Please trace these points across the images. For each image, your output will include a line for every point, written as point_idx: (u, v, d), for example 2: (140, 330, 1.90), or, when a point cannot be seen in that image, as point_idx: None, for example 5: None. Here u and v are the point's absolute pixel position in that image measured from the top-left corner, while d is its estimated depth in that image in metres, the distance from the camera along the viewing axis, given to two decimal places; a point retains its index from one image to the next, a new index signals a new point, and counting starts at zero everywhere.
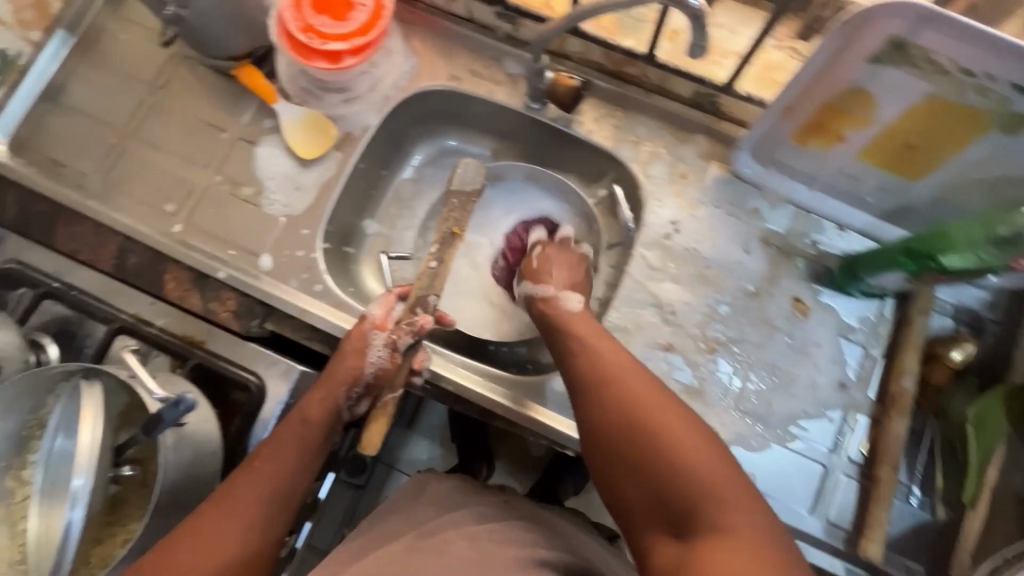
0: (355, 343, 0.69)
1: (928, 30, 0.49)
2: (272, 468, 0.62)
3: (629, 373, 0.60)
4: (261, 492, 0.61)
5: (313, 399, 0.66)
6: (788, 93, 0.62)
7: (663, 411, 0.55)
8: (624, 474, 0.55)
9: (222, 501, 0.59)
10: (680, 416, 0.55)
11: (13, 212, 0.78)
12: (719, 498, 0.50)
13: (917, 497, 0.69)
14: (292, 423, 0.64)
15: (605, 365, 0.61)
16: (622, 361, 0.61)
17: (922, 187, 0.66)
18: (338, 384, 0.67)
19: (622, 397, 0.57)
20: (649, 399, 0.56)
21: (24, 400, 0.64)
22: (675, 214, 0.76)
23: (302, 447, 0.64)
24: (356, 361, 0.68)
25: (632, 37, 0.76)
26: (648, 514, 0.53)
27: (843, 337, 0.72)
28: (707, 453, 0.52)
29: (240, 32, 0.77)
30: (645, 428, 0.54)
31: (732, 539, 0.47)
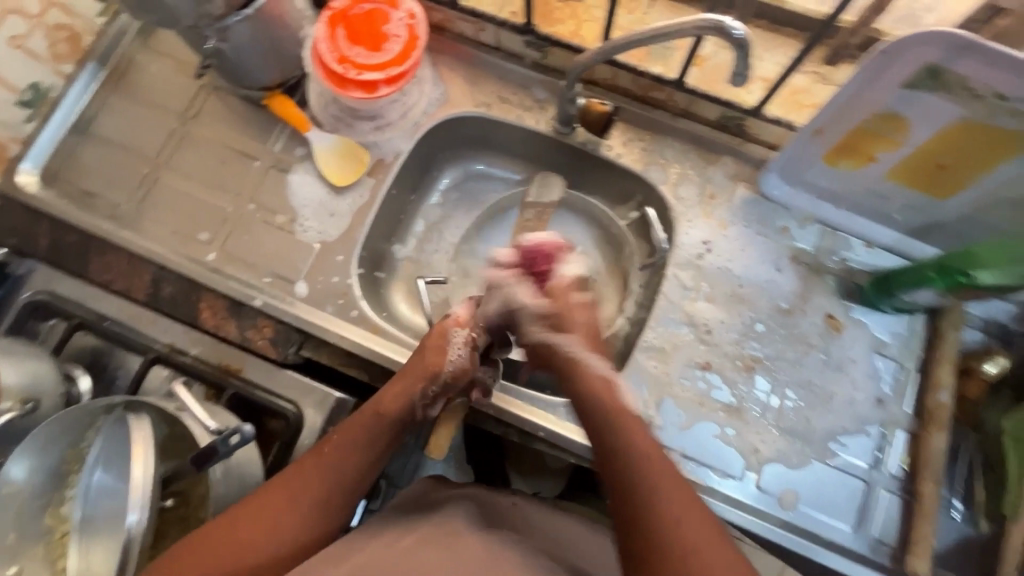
0: (438, 341, 0.72)
1: (964, 57, 0.52)
2: (339, 458, 0.62)
3: (668, 478, 0.55)
4: (325, 482, 0.61)
5: (390, 391, 0.68)
6: (822, 116, 0.64)
7: (706, 537, 0.51)
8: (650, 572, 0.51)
9: (289, 479, 0.60)
10: (724, 549, 0.51)
11: (46, 244, 0.78)
12: None
13: (959, 510, 0.69)
14: (367, 414, 0.65)
15: (648, 470, 0.56)
16: (665, 467, 0.56)
17: (951, 205, 0.67)
18: (415, 380, 0.69)
19: (661, 510, 0.53)
20: (689, 523, 0.52)
21: (64, 437, 0.62)
22: (707, 234, 0.77)
23: (370, 439, 0.64)
24: (438, 358, 0.70)
25: (660, 64, 0.79)
26: None
27: (877, 354, 0.73)
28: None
29: (274, 64, 0.78)
30: (686, 557, 0.50)
31: None
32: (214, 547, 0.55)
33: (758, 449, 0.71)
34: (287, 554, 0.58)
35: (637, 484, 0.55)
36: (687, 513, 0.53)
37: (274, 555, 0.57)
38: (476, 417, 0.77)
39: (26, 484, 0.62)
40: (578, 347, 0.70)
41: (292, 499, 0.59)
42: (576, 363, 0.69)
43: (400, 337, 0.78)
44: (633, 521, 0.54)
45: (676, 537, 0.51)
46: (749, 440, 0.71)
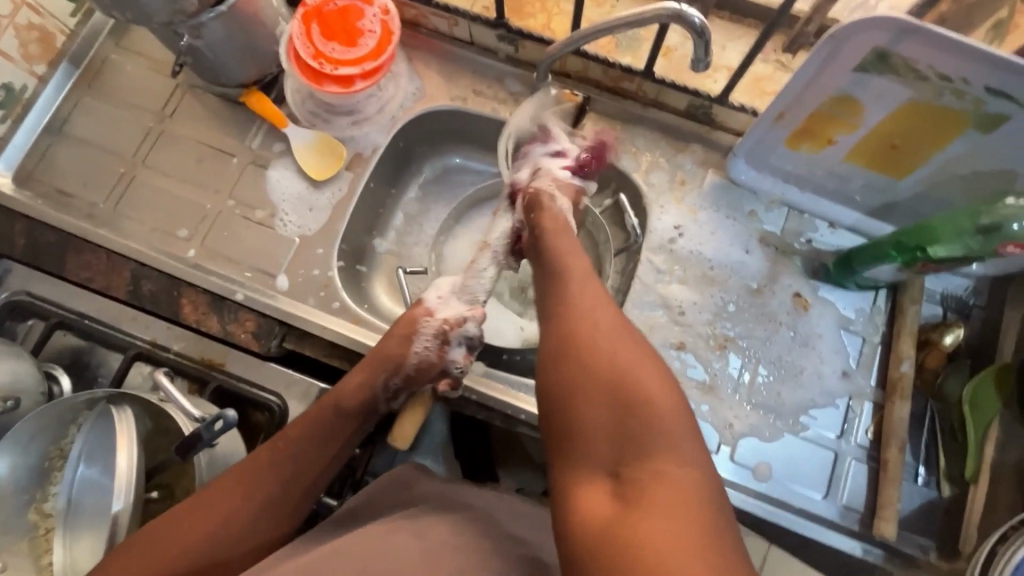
0: (406, 329, 0.68)
1: (908, 40, 0.55)
2: (294, 449, 0.61)
3: (606, 314, 0.56)
4: (279, 473, 0.60)
5: (351, 383, 0.65)
6: (781, 100, 0.66)
7: (640, 360, 0.52)
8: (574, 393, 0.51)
9: (240, 476, 0.60)
10: (655, 374, 0.51)
11: (22, 244, 0.78)
12: (667, 463, 0.46)
13: (923, 476, 0.72)
14: (326, 406, 0.64)
15: (590, 306, 0.57)
16: (607, 308, 0.57)
17: (907, 184, 0.70)
18: (378, 368, 0.66)
19: (600, 336, 0.54)
20: (622, 347, 0.53)
21: (47, 432, 0.63)
22: (678, 219, 0.80)
23: (327, 433, 0.63)
24: (403, 345, 0.67)
25: (629, 55, 0.81)
26: (592, 446, 0.49)
27: (843, 329, 0.76)
28: (672, 417, 0.49)
29: (250, 61, 0.79)
30: (614, 369, 0.51)
31: (674, 488, 0.45)
32: (173, 537, 0.56)
33: (732, 424, 0.74)
34: (239, 539, 0.59)
35: (577, 317, 0.56)
36: (625, 344, 0.53)
37: (228, 539, 0.58)
38: (460, 404, 0.78)
39: (10, 480, 0.62)
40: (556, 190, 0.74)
41: (248, 488, 0.59)
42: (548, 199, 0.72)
43: (383, 327, 0.79)
44: (567, 345, 0.54)
45: (608, 357, 0.52)
46: (723, 415, 0.74)
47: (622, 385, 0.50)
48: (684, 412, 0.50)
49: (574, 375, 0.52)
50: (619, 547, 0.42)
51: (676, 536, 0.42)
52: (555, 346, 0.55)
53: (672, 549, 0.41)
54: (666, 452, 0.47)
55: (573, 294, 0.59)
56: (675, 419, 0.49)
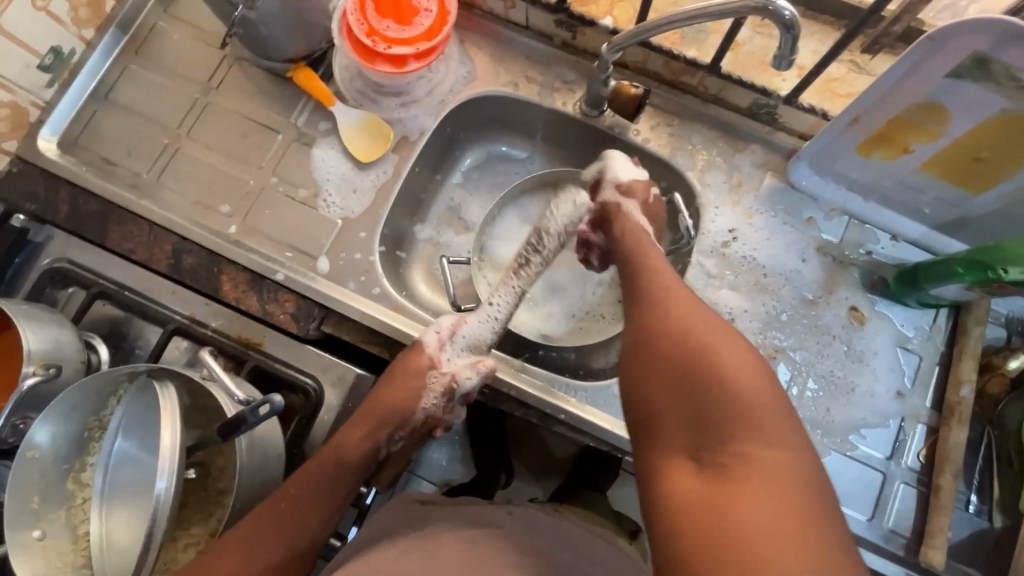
0: (416, 382, 0.72)
1: (1014, 46, 0.51)
2: (298, 507, 0.64)
3: (680, 287, 0.59)
4: (286, 532, 0.63)
5: (358, 437, 0.67)
6: (860, 104, 0.63)
7: (734, 352, 0.49)
8: (652, 369, 0.52)
9: (245, 533, 0.62)
10: (748, 360, 0.49)
11: (65, 211, 0.77)
12: (749, 443, 0.45)
13: (975, 504, 0.69)
14: (328, 462, 0.65)
15: (673, 306, 0.56)
16: (705, 313, 0.54)
17: (985, 199, 0.67)
18: (382, 421, 0.70)
19: (695, 331, 0.52)
20: (694, 315, 0.54)
21: (88, 403, 0.62)
22: (733, 222, 0.77)
23: (327, 487, 0.66)
24: (409, 400, 0.72)
25: (694, 47, 0.77)
26: (673, 426, 0.49)
27: (900, 347, 0.73)
28: (750, 371, 0.48)
29: (300, 35, 0.76)
30: (688, 333, 0.52)
31: (758, 469, 0.43)
32: None
33: None
34: None
35: (664, 317, 0.55)
36: (717, 342, 0.51)
37: None
38: (495, 400, 0.76)
39: (50, 450, 0.62)
40: (635, 209, 0.73)
41: (245, 562, 0.61)
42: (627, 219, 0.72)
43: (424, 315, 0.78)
44: (650, 325, 0.55)
45: (698, 349, 0.50)
46: None
47: (697, 347, 0.50)
48: (782, 399, 0.48)
49: (653, 347, 0.53)
50: (709, 523, 0.41)
51: (783, 552, 0.38)
52: (637, 342, 0.55)
53: (768, 544, 0.39)
54: (759, 437, 0.45)
55: (654, 276, 0.62)
56: (770, 410, 0.46)
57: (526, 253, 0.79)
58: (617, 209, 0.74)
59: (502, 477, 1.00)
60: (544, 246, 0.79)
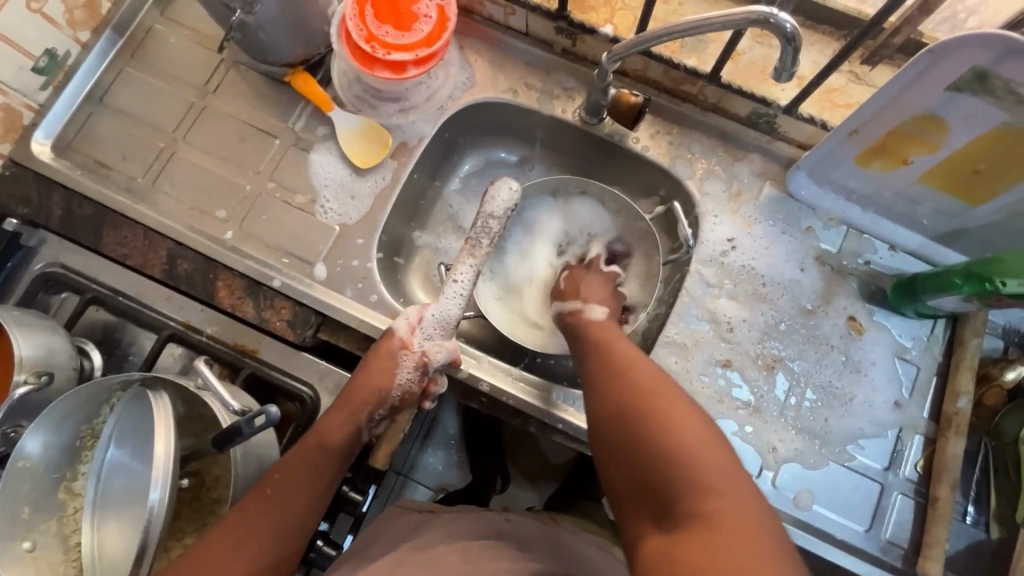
0: (384, 362, 0.68)
1: (1013, 61, 0.51)
2: (284, 496, 0.60)
3: (630, 352, 0.61)
4: (271, 524, 0.59)
5: (336, 422, 0.65)
6: (859, 116, 0.63)
7: (681, 412, 0.50)
8: (609, 438, 0.53)
9: (231, 526, 0.58)
10: (691, 417, 0.50)
11: (59, 215, 0.76)
12: (707, 503, 0.44)
13: (972, 515, 0.70)
14: (310, 448, 0.63)
15: (624, 371, 0.57)
16: (652, 376, 0.56)
17: (983, 211, 0.67)
18: (360, 403, 0.66)
19: (641, 395, 0.53)
20: (642, 378, 0.56)
21: (81, 411, 0.61)
22: (731, 231, 0.77)
23: (315, 470, 0.63)
24: (384, 381, 0.68)
25: (694, 57, 0.77)
26: (636, 495, 0.49)
27: (898, 358, 0.73)
28: (698, 428, 0.49)
29: (299, 40, 0.76)
30: (636, 396, 0.53)
31: (719, 528, 0.43)
32: None
33: (775, 448, 0.71)
34: None
35: (613, 386, 0.56)
36: (663, 404, 0.51)
37: None
38: (494, 408, 0.76)
39: (41, 459, 0.61)
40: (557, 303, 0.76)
41: (238, 541, 0.58)
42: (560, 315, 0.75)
43: None
44: (602, 395, 0.56)
45: (646, 412, 0.51)
46: (767, 439, 0.71)
47: (644, 410, 0.52)
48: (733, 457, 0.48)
49: (606, 418, 0.54)
50: None
51: None
52: (594, 415, 0.56)
53: None
54: (713, 494, 0.45)
55: (605, 345, 0.63)
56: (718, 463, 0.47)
57: (474, 236, 0.75)
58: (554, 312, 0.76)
59: (497, 481, 1.01)
60: (490, 230, 0.75)
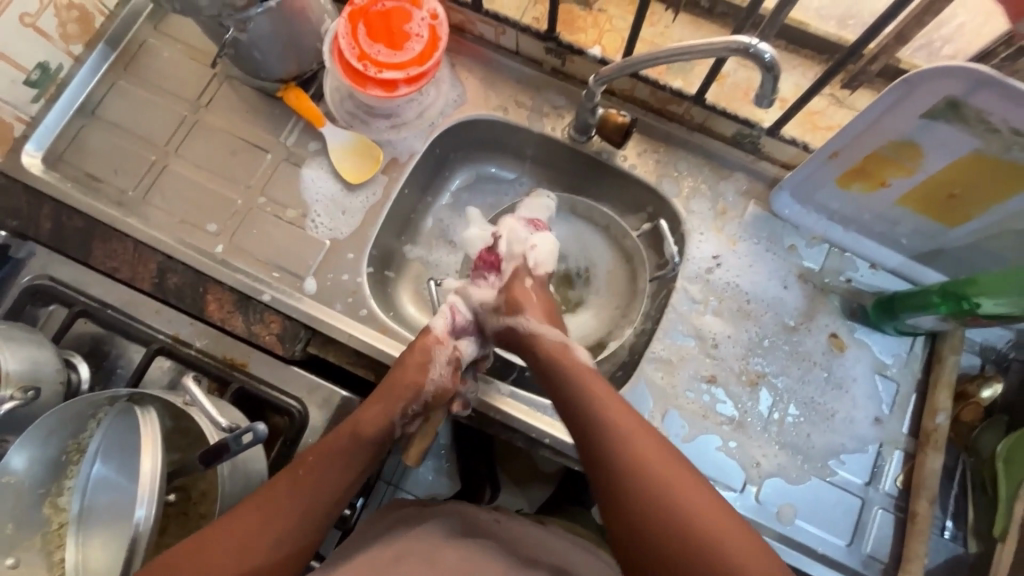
0: (419, 358, 0.71)
1: (984, 92, 0.53)
2: (316, 476, 0.62)
3: (631, 423, 0.61)
4: (298, 504, 0.60)
5: (372, 410, 0.67)
6: (840, 139, 0.65)
7: (732, 535, 0.52)
8: (645, 545, 0.54)
9: (257, 502, 0.59)
10: (724, 516, 0.53)
11: (48, 227, 0.76)
12: None
13: (950, 530, 0.71)
14: (344, 434, 0.64)
15: (638, 460, 0.57)
16: (690, 483, 0.55)
17: (959, 233, 0.69)
18: (397, 399, 0.69)
19: (666, 494, 0.54)
20: (656, 467, 0.56)
21: (67, 427, 0.61)
22: (717, 248, 0.78)
23: (343, 458, 0.64)
24: (420, 377, 0.70)
25: (680, 78, 0.79)
26: None
27: (878, 374, 0.75)
28: (736, 531, 0.52)
29: (292, 56, 0.77)
30: (664, 499, 0.54)
31: None
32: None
33: (759, 463, 0.72)
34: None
35: (654, 489, 0.55)
36: (701, 506, 0.53)
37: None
38: (482, 423, 0.76)
39: (26, 474, 0.61)
40: (533, 323, 0.74)
41: (263, 522, 0.58)
42: (534, 339, 0.73)
43: (409, 338, 0.78)
44: (620, 490, 0.57)
45: (682, 519, 0.53)
46: (751, 454, 0.72)
47: (682, 518, 0.53)
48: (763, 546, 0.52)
49: (636, 522, 0.55)
50: None
51: None
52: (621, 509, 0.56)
53: None
54: None
55: (596, 407, 0.63)
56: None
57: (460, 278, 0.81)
58: (518, 331, 0.75)
59: (487, 492, 0.98)
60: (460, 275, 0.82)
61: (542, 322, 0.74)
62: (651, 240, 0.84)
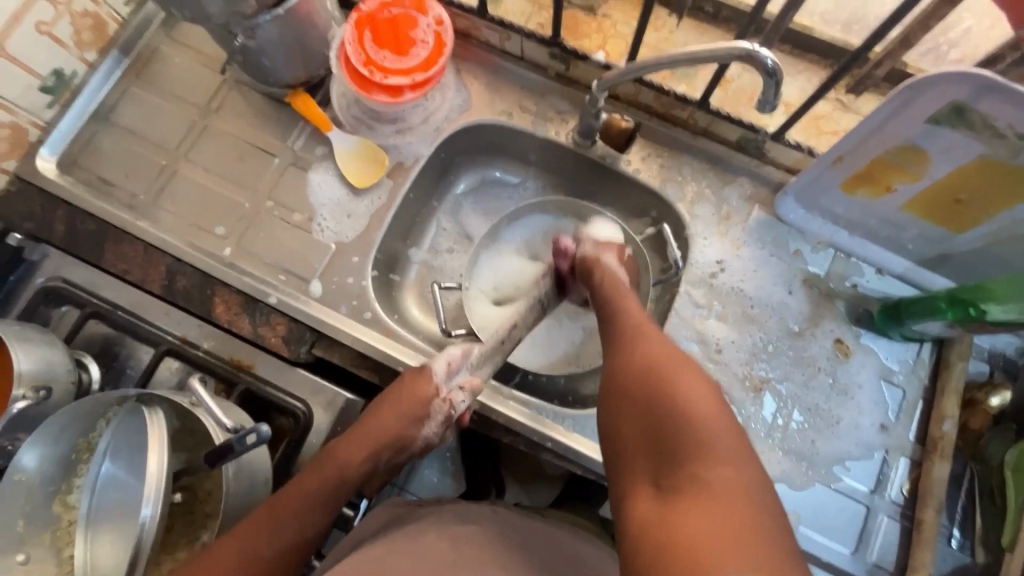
0: (413, 411, 0.69)
1: (988, 97, 0.53)
2: (296, 515, 0.61)
3: (648, 320, 0.62)
4: (277, 545, 0.60)
5: (355, 455, 0.65)
6: (844, 144, 0.64)
7: (724, 431, 0.47)
8: (622, 408, 0.53)
9: (235, 542, 0.58)
10: (705, 390, 0.51)
11: (61, 230, 0.78)
12: (707, 470, 0.45)
13: (957, 539, 0.70)
14: (330, 476, 0.63)
15: (643, 341, 0.58)
16: (696, 383, 0.51)
17: (966, 238, 0.68)
18: (383, 446, 0.68)
19: (658, 363, 0.54)
20: (655, 347, 0.56)
21: (77, 425, 0.62)
22: (720, 253, 0.78)
23: (326, 498, 0.63)
24: (407, 429, 0.69)
25: (684, 83, 0.79)
26: (638, 458, 0.50)
27: (884, 381, 0.74)
28: (710, 404, 0.49)
29: (299, 63, 0.78)
30: (652, 367, 0.54)
31: (708, 489, 0.43)
32: None
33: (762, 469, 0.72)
34: None
35: (656, 377, 0.52)
36: (682, 377, 0.52)
37: None
38: (486, 427, 0.77)
39: (37, 472, 0.62)
40: (614, 261, 0.73)
41: (242, 563, 0.58)
42: (607, 270, 0.72)
43: (413, 341, 0.78)
44: (617, 359, 0.58)
45: (660, 379, 0.52)
46: None
47: (661, 377, 0.52)
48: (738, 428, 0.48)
49: (620, 384, 0.55)
50: (656, 538, 0.42)
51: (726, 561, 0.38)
52: (619, 401, 0.54)
53: (714, 554, 0.39)
54: (711, 454, 0.45)
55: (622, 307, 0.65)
56: (757, 492, 0.44)
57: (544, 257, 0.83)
58: (597, 262, 0.73)
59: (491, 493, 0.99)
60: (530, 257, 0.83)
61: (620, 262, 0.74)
62: (653, 244, 0.85)
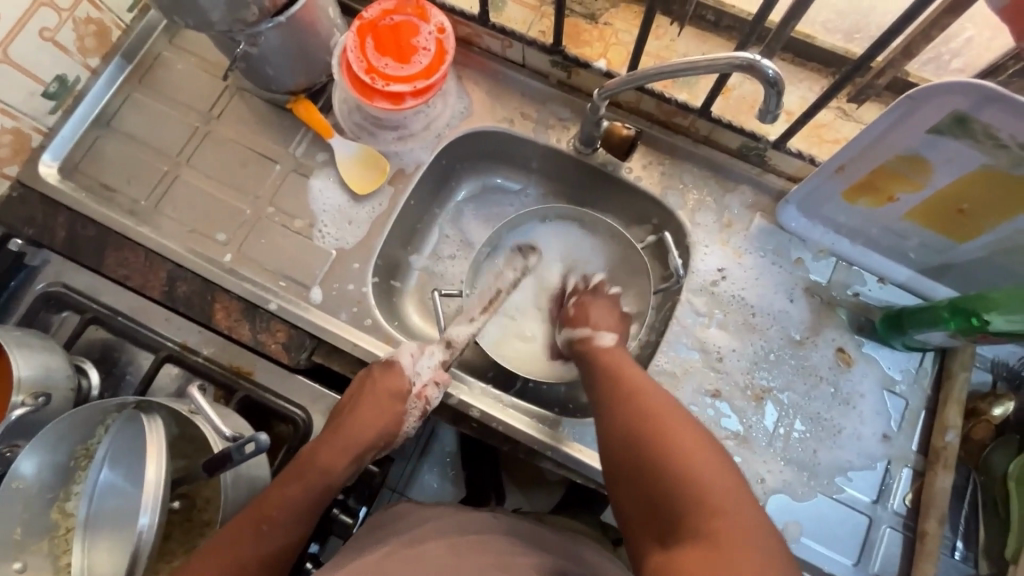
0: (386, 404, 0.70)
1: (990, 107, 0.53)
2: (281, 522, 0.61)
3: (635, 372, 0.63)
4: (262, 552, 0.59)
5: (332, 454, 0.65)
6: (845, 153, 0.64)
7: (721, 481, 0.48)
8: (620, 466, 0.55)
9: (220, 551, 0.58)
10: (697, 441, 0.52)
11: (62, 235, 0.78)
12: (712, 525, 0.46)
13: (961, 550, 0.69)
14: (312, 479, 0.63)
15: (631, 394, 0.59)
16: (687, 435, 0.52)
17: (968, 248, 0.68)
18: (363, 444, 0.68)
19: (648, 417, 0.55)
20: (643, 400, 0.58)
21: (76, 432, 0.62)
22: (722, 261, 0.78)
23: (310, 504, 0.63)
24: (384, 422, 0.70)
25: (685, 91, 0.79)
26: (643, 518, 0.51)
27: (886, 391, 0.74)
28: (704, 456, 0.50)
29: (301, 70, 0.78)
30: (642, 422, 0.55)
31: (712, 545, 0.45)
32: None
33: (763, 479, 0.71)
34: None
35: (647, 434, 0.54)
36: (673, 430, 0.53)
37: None
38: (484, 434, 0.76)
39: (35, 479, 0.62)
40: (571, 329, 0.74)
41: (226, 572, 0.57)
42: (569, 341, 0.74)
43: None
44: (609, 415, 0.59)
45: (652, 436, 0.53)
46: (755, 469, 0.72)
47: (652, 432, 0.54)
48: (735, 476, 0.49)
49: (615, 442, 0.56)
50: None
51: None
52: (619, 461, 0.55)
53: None
54: (710, 508, 0.47)
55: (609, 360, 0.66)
56: (755, 533, 0.45)
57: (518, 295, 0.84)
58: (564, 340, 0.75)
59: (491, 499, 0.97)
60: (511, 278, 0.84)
61: (578, 322, 0.74)
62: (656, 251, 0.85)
